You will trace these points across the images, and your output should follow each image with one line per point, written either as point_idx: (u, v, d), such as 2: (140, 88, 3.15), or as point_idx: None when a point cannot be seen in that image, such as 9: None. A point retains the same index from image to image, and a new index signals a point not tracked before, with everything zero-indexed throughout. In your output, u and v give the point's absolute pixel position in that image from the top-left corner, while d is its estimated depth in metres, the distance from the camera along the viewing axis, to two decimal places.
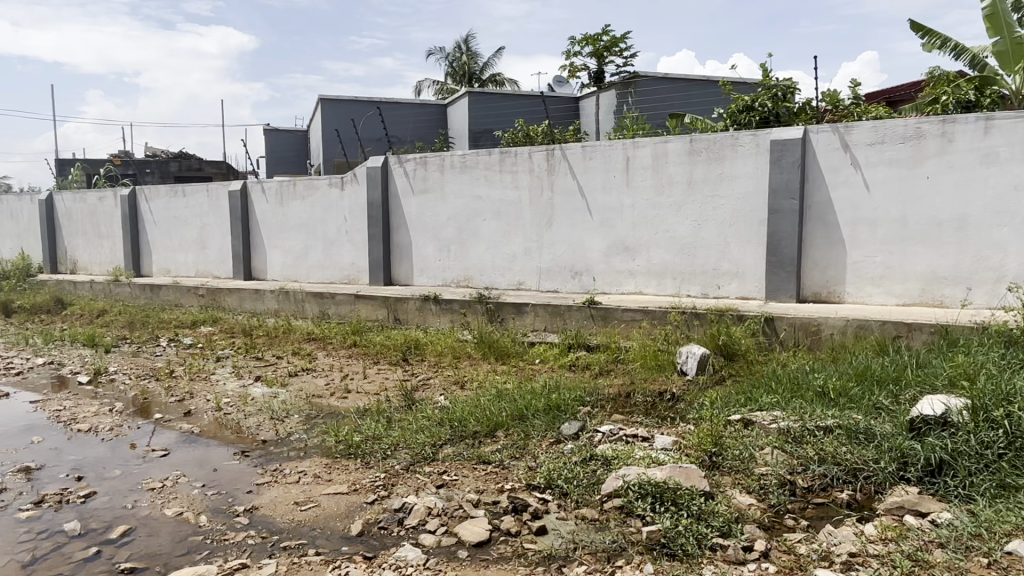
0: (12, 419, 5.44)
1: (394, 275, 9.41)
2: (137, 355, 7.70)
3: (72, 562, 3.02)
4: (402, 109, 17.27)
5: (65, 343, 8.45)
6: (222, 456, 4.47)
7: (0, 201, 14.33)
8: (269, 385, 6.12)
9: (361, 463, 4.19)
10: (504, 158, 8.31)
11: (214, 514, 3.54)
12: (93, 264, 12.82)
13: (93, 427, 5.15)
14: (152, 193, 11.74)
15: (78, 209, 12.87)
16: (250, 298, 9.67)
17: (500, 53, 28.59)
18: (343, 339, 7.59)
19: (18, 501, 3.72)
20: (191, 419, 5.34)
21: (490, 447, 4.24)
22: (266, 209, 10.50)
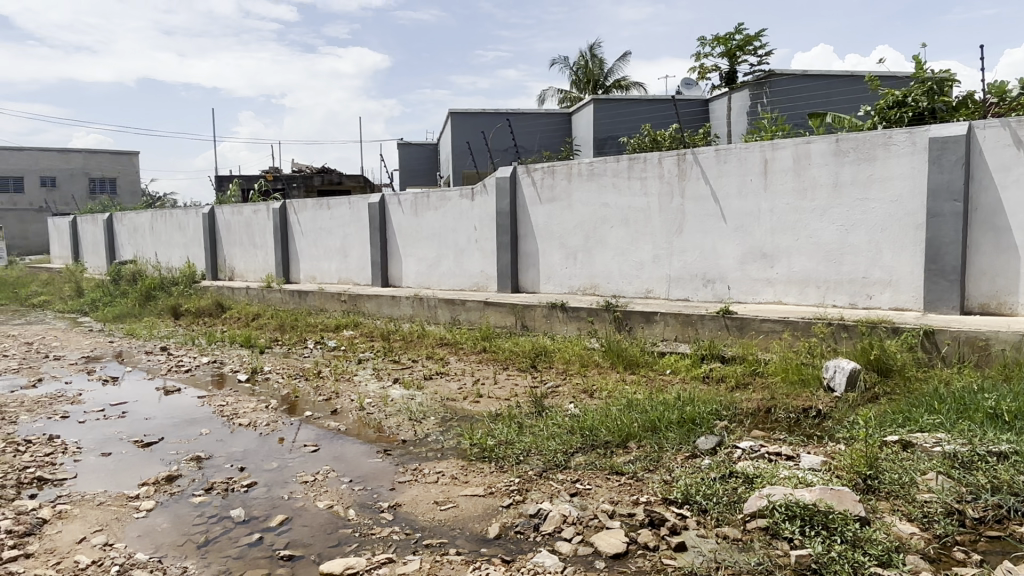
0: (184, 412, 6.01)
1: (522, 282, 9.53)
2: (288, 356, 8.29)
3: (239, 546, 3.27)
4: (529, 120, 17.52)
5: (225, 344, 9.25)
6: (367, 453, 4.72)
7: (171, 215, 15.94)
8: (406, 387, 6.38)
9: (495, 467, 4.26)
10: (633, 164, 8.20)
11: (361, 508, 3.73)
12: (248, 271, 13.96)
13: (252, 422, 5.59)
14: (300, 206, 12.62)
15: (235, 221, 14.08)
16: (387, 304, 10.13)
17: (624, 59, 28.35)
18: (474, 344, 7.77)
19: (191, 486, 4.10)
20: (337, 417, 5.67)
21: (623, 458, 4.17)
22: (401, 219, 10.99)
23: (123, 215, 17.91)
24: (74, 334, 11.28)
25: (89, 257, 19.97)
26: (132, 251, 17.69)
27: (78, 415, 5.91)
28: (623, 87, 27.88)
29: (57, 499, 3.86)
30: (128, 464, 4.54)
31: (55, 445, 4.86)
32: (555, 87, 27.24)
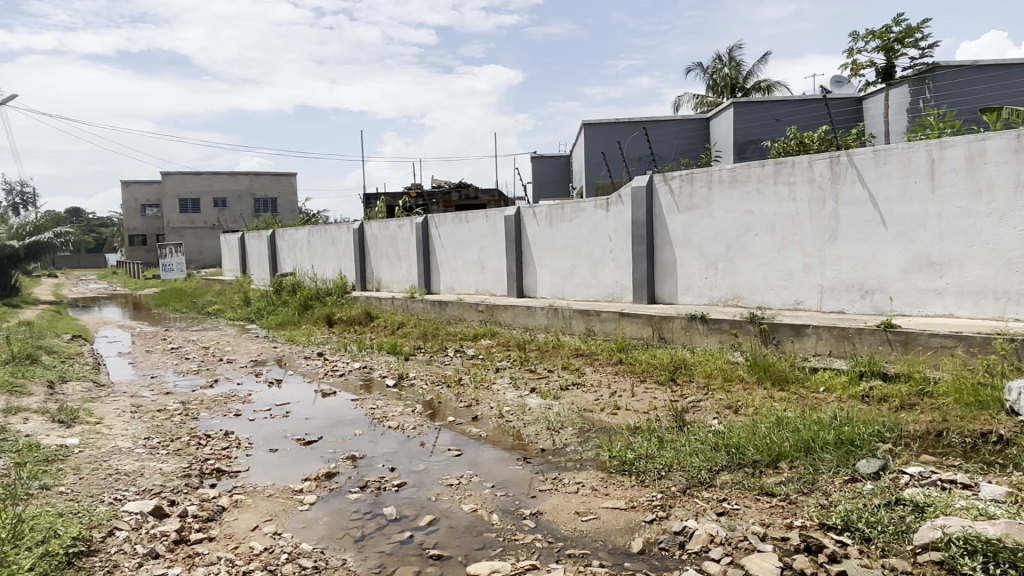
0: (340, 413, 6.43)
1: (659, 293, 9.34)
2: (430, 363, 8.65)
3: (391, 543, 3.44)
4: (665, 127, 17.21)
5: (373, 351, 9.79)
6: (507, 460, 4.81)
7: (325, 230, 17.15)
8: (543, 396, 6.44)
9: (636, 480, 4.19)
10: (780, 168, 7.81)
11: (504, 514, 3.81)
12: (393, 283, 14.71)
13: (400, 425, 5.88)
14: (441, 220, 13.16)
15: (382, 235, 14.90)
16: (522, 314, 10.27)
17: (765, 59, 27.12)
18: (610, 356, 7.70)
19: (348, 483, 4.37)
20: (478, 423, 5.83)
21: (774, 479, 3.96)
22: (537, 230, 11.14)
23: (284, 231, 19.51)
24: (244, 340, 12.43)
25: (255, 270, 21.92)
26: (292, 264, 19.21)
27: (249, 413, 6.49)
28: (765, 87, 26.61)
29: (234, 488, 4.25)
30: (292, 460, 4.91)
31: (230, 440, 5.37)
32: (691, 93, 26.53)
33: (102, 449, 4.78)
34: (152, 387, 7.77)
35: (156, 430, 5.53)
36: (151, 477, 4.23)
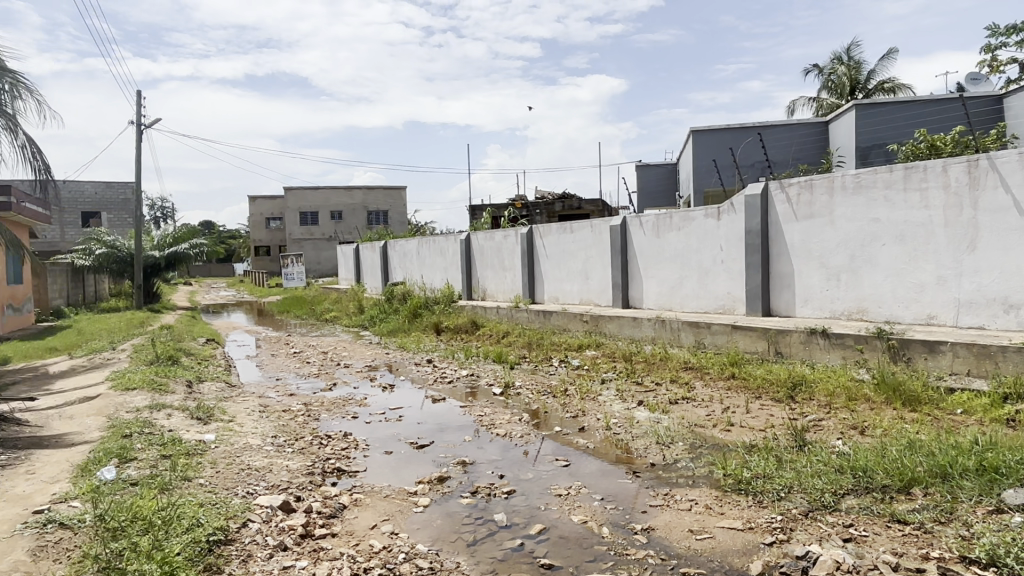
0: (450, 419, 6.59)
1: (774, 305, 8.96)
2: (536, 372, 8.71)
3: (503, 549, 3.48)
4: (780, 132, 16.53)
5: (480, 359, 9.98)
6: (617, 473, 4.75)
7: (433, 241, 17.66)
8: (652, 410, 6.32)
9: (753, 501, 4.03)
10: (910, 173, 7.31)
11: (614, 527, 3.76)
12: (498, 292, 14.90)
13: (508, 432, 5.96)
14: (545, 230, 13.26)
15: (488, 246, 15.16)
16: (628, 325, 10.13)
17: (890, 57, 25.50)
18: (722, 370, 7.45)
19: (459, 488, 4.47)
20: (585, 434, 5.80)
21: (906, 506, 3.69)
22: (643, 240, 11.00)
23: (395, 242, 20.28)
24: (358, 346, 13.01)
25: (368, 279, 22.90)
26: (402, 274, 19.91)
27: (365, 416, 6.78)
28: (890, 88, 25.01)
29: (353, 487, 4.45)
30: (406, 463, 5.08)
31: (349, 441, 5.63)
32: (807, 96, 25.34)
33: (236, 445, 5.13)
34: (277, 389, 8.27)
35: (282, 429, 5.89)
36: (279, 473, 4.50)
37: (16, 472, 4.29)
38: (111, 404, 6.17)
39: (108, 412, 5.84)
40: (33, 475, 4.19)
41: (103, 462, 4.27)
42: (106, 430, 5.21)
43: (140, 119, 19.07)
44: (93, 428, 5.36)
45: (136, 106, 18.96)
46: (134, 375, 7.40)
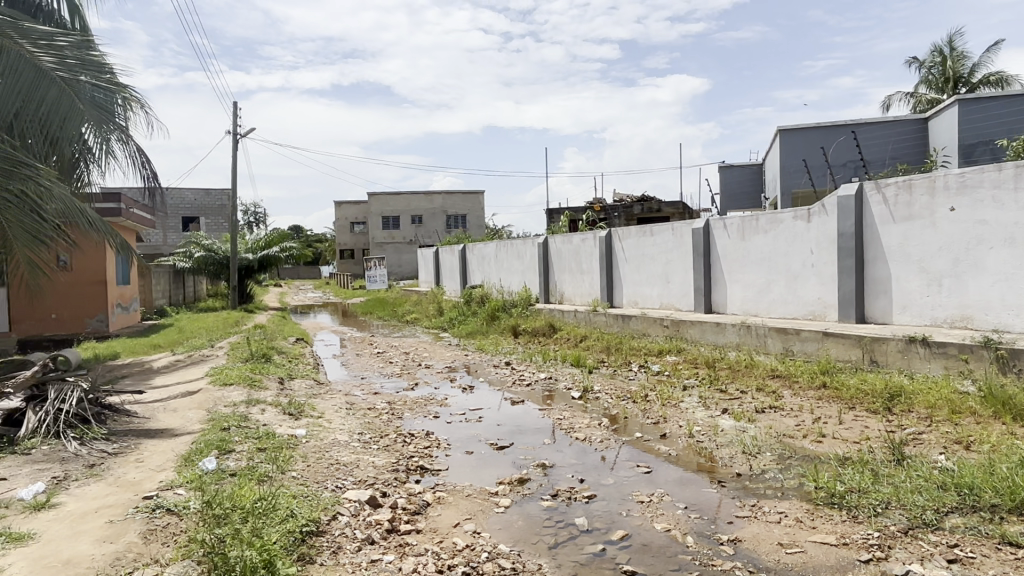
0: (528, 422, 6.61)
1: (869, 312, 8.53)
2: (614, 377, 8.62)
3: (584, 554, 3.47)
4: (875, 130, 15.79)
5: (558, 362, 9.97)
6: (702, 482, 4.65)
7: (511, 245, 17.77)
8: (737, 418, 6.14)
9: (847, 516, 3.85)
10: (1021, 172, 6.78)
11: (699, 537, 3.68)
12: (576, 296, 14.82)
13: (588, 437, 5.92)
14: (625, 233, 13.12)
15: (566, 249, 15.12)
16: (711, 330, 9.88)
17: (997, 48, 23.86)
18: (812, 378, 7.15)
19: (539, 490, 4.49)
20: (666, 441, 5.70)
21: (1018, 527, 3.43)
22: (728, 244, 10.71)
23: (474, 246, 20.55)
24: (438, 347, 13.24)
25: (448, 282, 23.26)
26: (480, 277, 20.12)
27: (446, 416, 6.90)
28: (997, 81, 23.40)
29: (436, 485, 4.54)
30: (487, 463, 5.13)
31: (431, 440, 5.74)
32: (905, 91, 23.98)
33: (325, 440, 5.33)
34: (362, 387, 8.53)
35: (368, 426, 6.07)
36: (365, 468, 4.65)
37: (127, 459, 4.61)
38: (210, 398, 6.53)
39: (207, 406, 6.18)
40: (143, 463, 4.49)
41: (205, 452, 4.53)
42: (206, 423, 5.52)
43: (236, 129, 20.13)
44: (195, 421, 5.69)
45: (232, 117, 20.02)
46: (231, 372, 7.81)
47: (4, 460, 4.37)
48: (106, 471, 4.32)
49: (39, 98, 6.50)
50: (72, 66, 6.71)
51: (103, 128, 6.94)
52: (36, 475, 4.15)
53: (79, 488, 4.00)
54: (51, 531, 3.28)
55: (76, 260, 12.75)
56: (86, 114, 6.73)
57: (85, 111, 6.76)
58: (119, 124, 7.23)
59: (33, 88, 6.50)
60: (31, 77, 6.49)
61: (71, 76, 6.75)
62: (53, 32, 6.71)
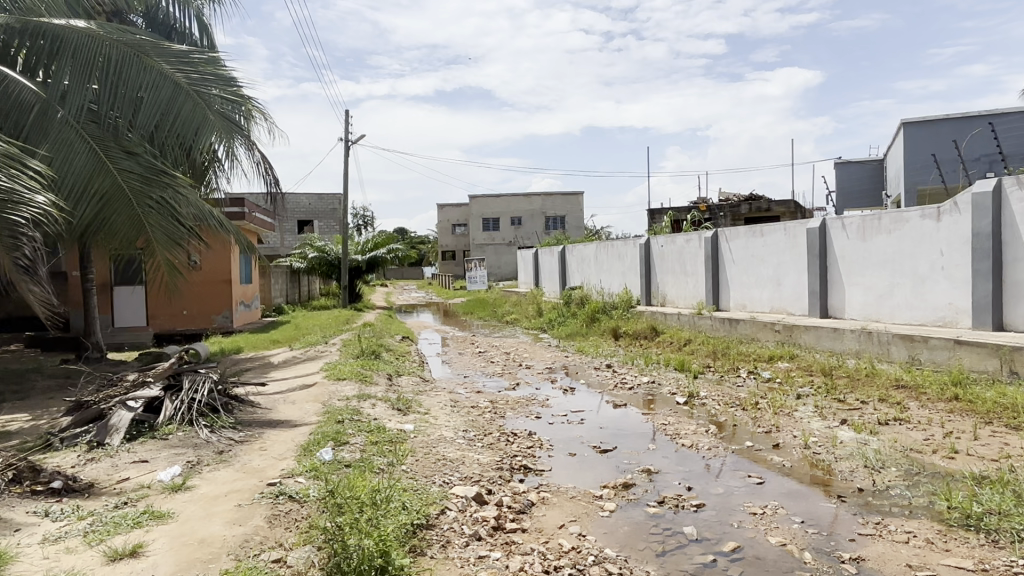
0: (632, 425, 6.51)
1: (1008, 318, 7.81)
2: (721, 383, 8.33)
3: (694, 563, 3.38)
4: (1017, 121, 14.52)
5: (661, 366, 9.77)
6: (819, 496, 4.40)
7: (612, 245, 17.58)
8: (857, 430, 5.79)
9: (986, 540, 3.54)
10: None
11: (817, 553, 3.50)
12: (680, 298, 14.44)
13: (695, 444, 5.75)
14: (733, 234, 12.69)
15: (669, 250, 14.78)
16: (828, 336, 9.36)
17: None
18: (942, 390, 6.62)
19: (646, 496, 4.40)
20: (780, 452, 5.45)
21: None
22: (847, 245, 10.12)
23: (573, 247, 20.49)
24: (538, 348, 13.29)
25: (547, 283, 23.29)
26: (580, 278, 20.01)
27: (548, 417, 6.91)
28: None
29: (540, 486, 4.55)
30: (590, 466, 5.09)
31: (534, 440, 5.77)
32: None
33: (432, 436, 5.47)
34: (466, 385, 8.70)
35: (472, 424, 6.17)
36: (471, 465, 4.73)
37: (251, 447, 4.92)
38: (325, 392, 6.85)
39: (323, 400, 6.49)
40: (266, 451, 4.78)
41: (321, 444, 4.76)
42: (322, 415, 5.79)
43: (349, 136, 21.08)
44: (312, 413, 5.99)
45: (345, 125, 20.96)
46: (344, 367, 8.17)
47: (146, 444, 4.76)
48: (234, 458, 4.62)
49: (177, 112, 7.02)
50: (200, 79, 7.28)
51: (232, 137, 7.39)
52: (173, 459, 4.50)
53: (210, 472, 4.30)
54: (188, 511, 3.55)
55: (205, 260, 13.74)
56: (216, 124, 7.16)
57: (216, 122, 7.19)
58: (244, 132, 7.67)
59: (173, 102, 7.01)
60: (170, 91, 6.99)
61: (204, 89, 7.25)
62: (185, 50, 7.33)
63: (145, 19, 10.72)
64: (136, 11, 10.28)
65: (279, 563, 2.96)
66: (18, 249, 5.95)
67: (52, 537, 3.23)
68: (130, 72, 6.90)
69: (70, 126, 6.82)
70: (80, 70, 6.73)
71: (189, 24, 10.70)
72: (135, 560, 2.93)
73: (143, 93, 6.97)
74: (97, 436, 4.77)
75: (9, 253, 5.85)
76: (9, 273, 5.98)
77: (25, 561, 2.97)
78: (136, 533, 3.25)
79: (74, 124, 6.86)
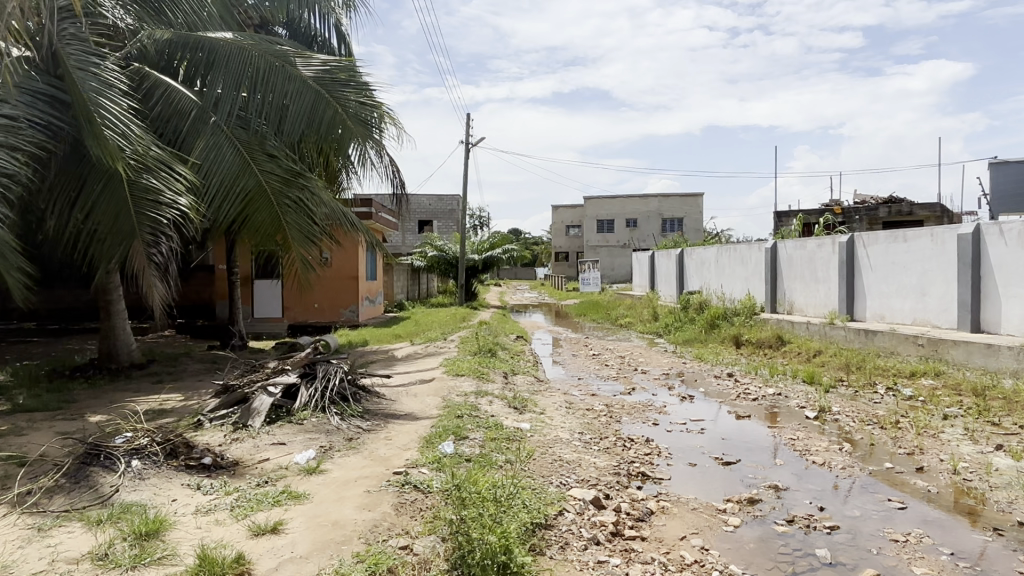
0: (758, 438, 6.22)
1: None
2: (856, 399, 7.81)
3: None
4: None
5: (787, 378, 9.29)
6: (971, 527, 4.01)
7: (735, 249, 16.93)
8: (1016, 457, 5.23)
9: None
10: None
11: None
12: (809, 306, 13.65)
13: (827, 462, 5.41)
14: (871, 239, 11.87)
15: (798, 255, 14.03)
16: (980, 353, 8.53)
17: None
18: None
19: (773, 513, 4.19)
20: (924, 476, 5.02)
21: None
22: (1004, 253, 9.19)
23: (693, 250, 19.90)
24: (654, 353, 13.03)
25: (664, 287, 22.74)
26: (699, 283, 19.40)
27: (666, 424, 6.75)
28: None
29: (659, 494, 4.45)
30: (713, 478, 4.92)
31: (652, 447, 5.64)
32: None
33: (549, 436, 5.49)
34: (581, 388, 8.66)
35: (588, 427, 6.13)
36: (588, 468, 4.70)
37: (378, 436, 5.14)
38: (445, 387, 7.05)
39: (443, 395, 6.68)
40: (391, 441, 4.97)
41: (443, 437, 4.90)
42: (443, 409, 5.96)
43: (469, 138, 21.70)
44: (433, 407, 6.19)
45: (465, 128, 21.70)
46: (463, 364, 8.36)
47: (284, 427, 5.10)
48: (362, 445, 4.85)
49: (318, 118, 7.43)
50: (339, 87, 7.67)
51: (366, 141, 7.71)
52: (308, 442, 4.78)
53: (341, 458, 4.53)
54: (321, 493, 3.76)
55: (335, 257, 14.53)
56: (353, 130, 7.46)
57: (353, 128, 7.48)
58: (377, 137, 7.94)
59: (313, 109, 7.45)
60: (311, 99, 7.44)
61: (343, 96, 7.61)
62: (326, 60, 7.76)
63: (288, 29, 11.51)
64: (280, 23, 11.08)
65: (406, 550, 3.07)
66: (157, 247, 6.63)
67: (204, 509, 3.52)
68: (276, 81, 7.41)
69: (222, 131, 7.43)
70: (232, 80, 7.36)
71: (327, 34, 11.39)
72: (275, 536, 3.14)
73: (287, 101, 7.46)
74: (240, 418, 5.15)
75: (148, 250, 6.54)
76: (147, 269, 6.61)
77: (181, 529, 3.26)
78: (276, 511, 3.49)
79: (226, 129, 7.48)
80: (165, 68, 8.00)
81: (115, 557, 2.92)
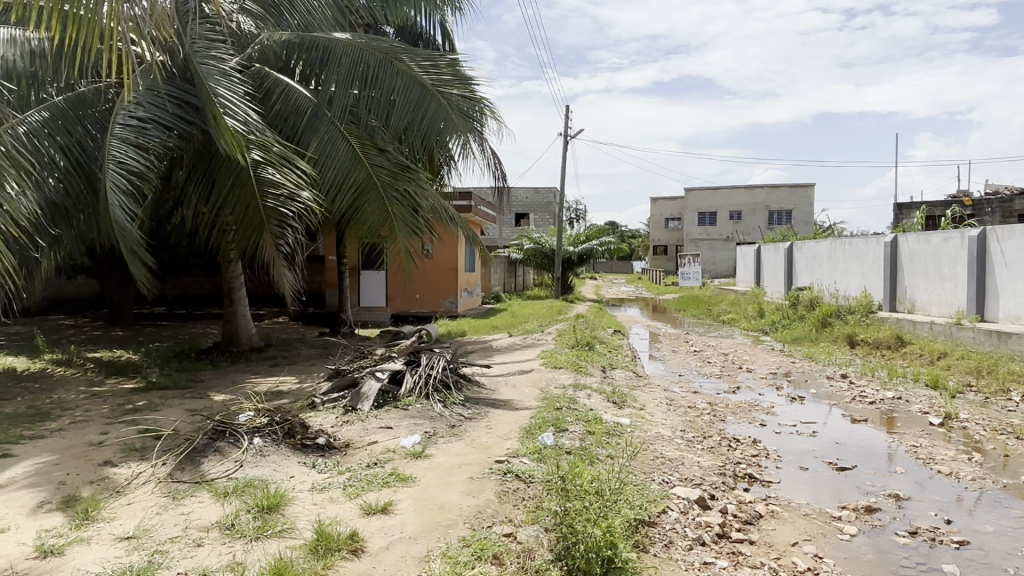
0: (875, 444, 5.86)
1: None
2: (987, 406, 7.19)
3: None
4: None
5: (908, 381, 8.71)
6: None
7: (849, 243, 15.99)
8: None
9: None
10: None
11: None
12: (932, 305, 12.73)
13: (953, 472, 5.02)
14: (1005, 233, 10.89)
15: (921, 251, 13.10)
16: None
17: None
18: None
19: (894, 524, 3.95)
20: None
21: None
22: None
23: (803, 244, 18.99)
24: (759, 351, 12.55)
25: (770, 282, 21.82)
26: (809, 279, 18.49)
27: (774, 425, 6.49)
28: None
29: (768, 497, 4.29)
30: (825, 483, 4.69)
31: (759, 449, 5.44)
32: None
33: (650, 433, 5.40)
34: (683, 384, 8.47)
35: (691, 425, 5.99)
36: (692, 467, 4.59)
37: (479, 424, 5.23)
38: (544, 379, 7.08)
39: (541, 386, 6.72)
40: (492, 430, 5.05)
41: (543, 428, 4.92)
42: (542, 401, 5.99)
43: (568, 131, 21.66)
44: (533, 398, 6.23)
45: (563, 121, 21.65)
46: (561, 357, 8.35)
47: (390, 412, 5.29)
48: (463, 433, 4.95)
49: (423, 112, 7.58)
50: (444, 81, 7.78)
51: (469, 134, 7.79)
52: (413, 428, 4.94)
53: (445, 444, 4.65)
54: (427, 477, 3.87)
55: (436, 248, 14.88)
56: (457, 123, 7.56)
57: (457, 121, 7.58)
58: (480, 130, 8.00)
59: (419, 104, 7.63)
60: (417, 93, 7.61)
61: (448, 89, 7.72)
62: (431, 54, 7.89)
63: (397, 30, 11.95)
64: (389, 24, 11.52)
65: (510, 538, 3.11)
66: (282, 237, 7.08)
67: (319, 486, 3.71)
68: (384, 77, 7.64)
69: (335, 127, 7.74)
70: (345, 77, 7.66)
71: (434, 32, 11.72)
72: (386, 516, 3.26)
73: (395, 96, 7.68)
74: (351, 402, 5.40)
75: (274, 241, 6.98)
76: (271, 258, 7.06)
77: (299, 504, 3.45)
78: (386, 492, 3.63)
79: (339, 125, 7.79)
80: (285, 69, 8.41)
81: (241, 527, 3.13)
